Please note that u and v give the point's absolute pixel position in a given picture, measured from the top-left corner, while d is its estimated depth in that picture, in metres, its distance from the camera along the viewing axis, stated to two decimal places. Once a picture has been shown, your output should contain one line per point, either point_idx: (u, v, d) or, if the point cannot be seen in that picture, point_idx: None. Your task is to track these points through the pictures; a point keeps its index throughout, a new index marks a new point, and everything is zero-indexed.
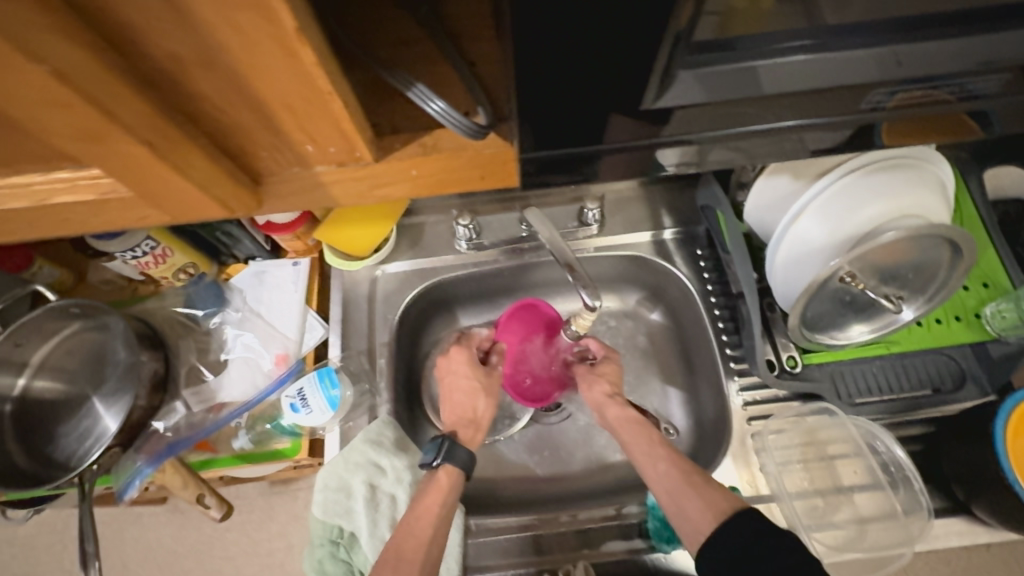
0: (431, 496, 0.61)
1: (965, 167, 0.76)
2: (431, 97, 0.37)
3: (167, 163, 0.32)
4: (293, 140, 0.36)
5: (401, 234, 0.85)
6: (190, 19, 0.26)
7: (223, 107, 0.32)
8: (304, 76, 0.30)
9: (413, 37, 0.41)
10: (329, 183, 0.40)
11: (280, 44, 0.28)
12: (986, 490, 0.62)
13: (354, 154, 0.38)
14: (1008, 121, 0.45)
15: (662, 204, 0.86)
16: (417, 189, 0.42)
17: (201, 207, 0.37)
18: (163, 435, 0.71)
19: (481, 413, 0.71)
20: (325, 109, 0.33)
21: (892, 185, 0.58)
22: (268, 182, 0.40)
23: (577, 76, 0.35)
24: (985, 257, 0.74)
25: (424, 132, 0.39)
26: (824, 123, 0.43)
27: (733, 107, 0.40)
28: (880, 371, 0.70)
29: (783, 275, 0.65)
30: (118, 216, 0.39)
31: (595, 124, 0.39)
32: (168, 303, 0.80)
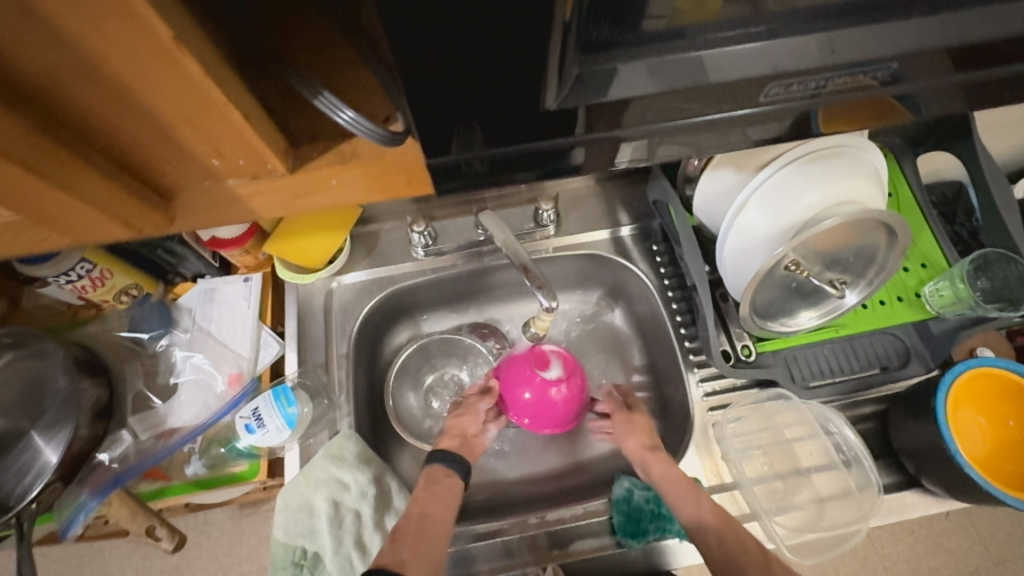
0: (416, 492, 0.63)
1: (899, 153, 0.79)
2: (340, 107, 0.35)
3: (56, 185, 0.31)
4: (198, 153, 0.34)
5: (357, 243, 0.83)
6: (55, 34, 0.25)
7: (113, 122, 0.31)
8: (194, 88, 0.29)
9: (332, 43, 0.40)
10: (246, 197, 0.39)
11: (161, 54, 0.26)
12: (933, 462, 0.64)
13: (267, 166, 0.36)
14: (940, 105, 0.45)
15: (618, 201, 0.87)
16: (346, 197, 0.41)
17: (103, 228, 0.36)
18: (109, 467, 0.68)
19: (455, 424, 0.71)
20: (225, 121, 0.32)
21: (826, 174, 0.60)
22: (179, 198, 0.38)
23: (497, 72, 0.34)
24: (922, 239, 0.77)
25: (342, 140, 0.39)
26: (761, 115, 0.43)
27: (676, 94, 0.39)
28: (831, 354, 0.73)
29: (731, 266, 0.66)
30: (13, 244, 0.37)
31: (528, 127, 0.38)
32: (111, 326, 0.77)
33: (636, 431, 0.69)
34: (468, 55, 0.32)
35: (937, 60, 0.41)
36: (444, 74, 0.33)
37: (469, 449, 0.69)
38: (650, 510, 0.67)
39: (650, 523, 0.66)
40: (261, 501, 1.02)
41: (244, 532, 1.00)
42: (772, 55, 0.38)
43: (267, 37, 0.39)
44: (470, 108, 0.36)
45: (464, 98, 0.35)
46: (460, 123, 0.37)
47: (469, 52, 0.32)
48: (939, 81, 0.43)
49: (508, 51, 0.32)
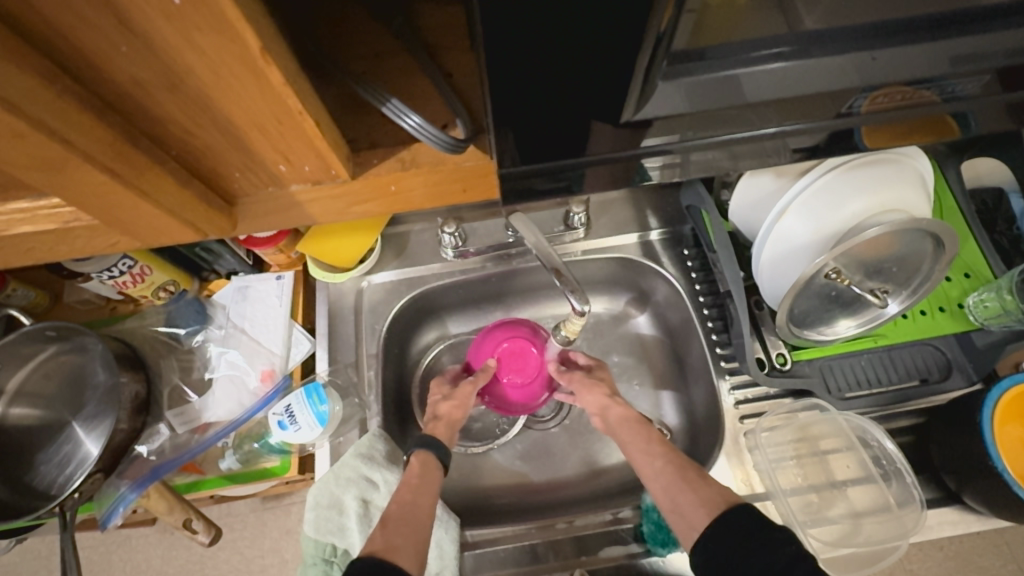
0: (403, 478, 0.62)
1: (943, 160, 0.77)
2: (406, 112, 0.36)
3: (134, 190, 0.31)
4: (266, 160, 0.35)
5: (386, 244, 0.84)
6: (149, 45, 0.25)
7: (190, 130, 0.31)
8: (273, 97, 0.29)
9: (388, 50, 0.40)
10: (306, 202, 0.39)
11: (247, 66, 0.27)
12: (977, 479, 0.63)
13: (330, 173, 0.37)
14: (985, 121, 0.45)
15: (648, 205, 0.86)
16: (398, 204, 0.41)
17: (170, 230, 0.36)
18: (147, 459, 0.70)
19: (447, 413, 0.71)
20: (297, 130, 0.32)
21: (873, 182, 0.59)
22: (242, 202, 0.39)
23: (548, 78, 0.34)
24: (966, 248, 0.75)
25: (403, 146, 0.38)
26: (805, 126, 0.43)
27: (726, 97, 0.38)
28: (869, 364, 0.71)
29: (769, 273, 0.65)
30: (83, 244, 0.37)
31: (582, 130, 0.38)
32: (149, 321, 0.78)
33: (591, 388, 0.71)
34: (527, 64, 0.32)
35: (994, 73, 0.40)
36: (504, 79, 0.33)
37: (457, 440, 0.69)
38: None
39: None
40: (284, 495, 1.03)
41: (267, 525, 1.01)
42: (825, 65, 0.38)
43: (321, 43, 0.39)
44: (529, 114, 0.36)
45: (525, 104, 0.35)
46: (515, 128, 0.37)
47: (532, 61, 0.32)
48: (992, 92, 0.42)
49: (574, 58, 0.33)
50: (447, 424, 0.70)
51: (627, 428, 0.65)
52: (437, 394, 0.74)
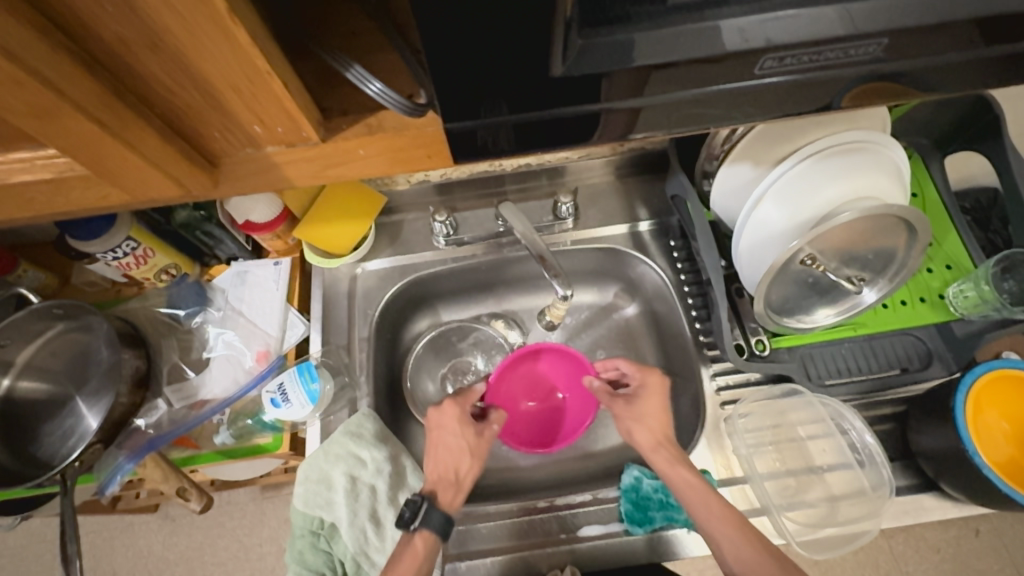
0: (406, 565, 0.58)
1: (926, 154, 0.80)
2: (369, 78, 0.38)
3: (120, 140, 0.34)
4: (242, 120, 0.37)
5: (382, 232, 0.87)
6: (129, 3, 0.28)
7: (169, 87, 0.34)
8: (244, 58, 0.32)
9: (364, 28, 0.43)
10: (282, 164, 0.42)
11: (217, 25, 0.29)
12: (952, 463, 0.63)
13: (302, 134, 0.39)
14: (957, 81, 0.44)
15: (636, 198, 0.88)
16: (369, 168, 0.43)
17: (155, 184, 0.39)
18: (145, 432, 0.72)
19: (466, 475, 0.66)
20: (268, 90, 0.34)
21: (846, 169, 0.61)
22: (223, 162, 0.41)
23: (516, 44, 0.35)
24: (947, 241, 0.76)
25: (370, 114, 0.41)
26: (795, 84, 0.42)
27: (692, 75, 0.40)
28: (849, 353, 0.72)
29: (747, 260, 0.67)
30: (78, 198, 0.40)
31: (549, 96, 0.39)
32: (151, 302, 0.82)
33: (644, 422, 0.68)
34: (486, 29, 0.33)
35: (968, 38, 0.40)
36: (469, 42, 0.34)
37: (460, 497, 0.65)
38: (658, 499, 0.67)
39: (657, 511, 0.67)
40: (283, 484, 1.06)
41: (265, 512, 1.04)
42: (785, 37, 0.38)
43: (301, 20, 0.42)
44: (487, 82, 0.37)
45: (487, 74, 0.36)
46: (480, 96, 0.38)
47: (484, 31, 0.33)
48: (956, 58, 0.41)
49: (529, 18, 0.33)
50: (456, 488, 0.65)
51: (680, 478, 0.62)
52: (459, 442, 0.68)
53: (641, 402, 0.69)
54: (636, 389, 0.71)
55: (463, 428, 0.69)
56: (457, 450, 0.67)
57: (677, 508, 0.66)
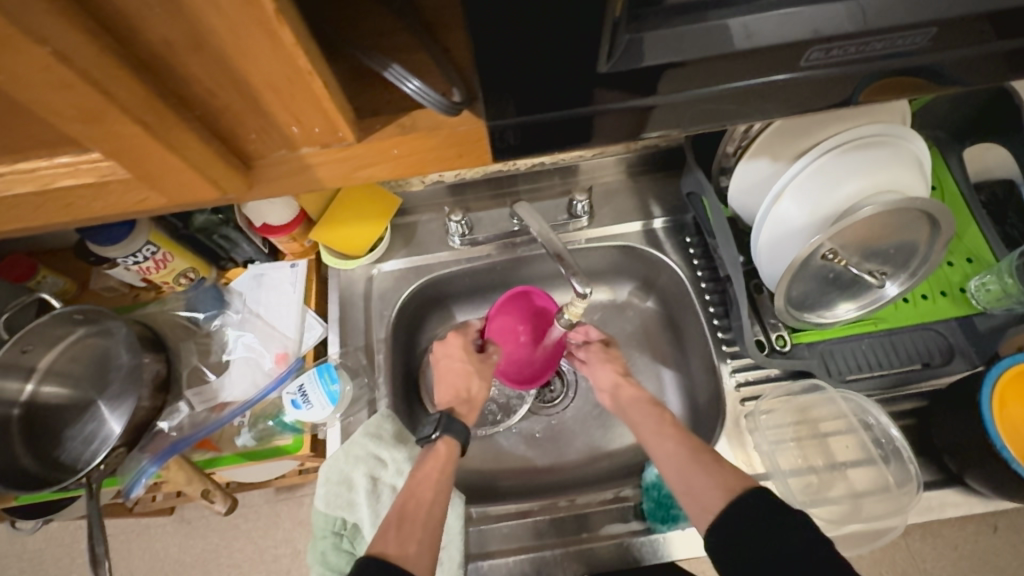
0: (430, 464, 0.64)
1: (944, 147, 0.79)
2: (408, 76, 0.39)
3: (164, 143, 0.34)
4: (279, 121, 0.37)
5: (396, 233, 0.87)
6: (177, 3, 0.28)
7: (210, 89, 0.34)
8: (286, 58, 0.32)
9: (390, 27, 0.43)
10: (316, 165, 0.42)
11: (262, 25, 0.29)
12: (977, 458, 0.63)
13: (338, 135, 0.40)
14: (980, 74, 0.43)
15: (650, 195, 0.87)
16: (403, 169, 0.43)
17: (195, 188, 0.39)
18: (167, 435, 0.73)
19: (478, 393, 0.72)
20: (307, 90, 0.35)
21: (867, 163, 0.60)
22: (259, 164, 0.42)
23: (538, 45, 0.35)
24: (968, 234, 0.76)
25: (403, 113, 0.41)
26: (801, 82, 0.42)
27: (712, 72, 0.39)
28: (870, 348, 0.72)
29: (767, 256, 0.67)
30: (119, 202, 0.40)
31: (571, 92, 0.39)
32: (169, 306, 0.82)
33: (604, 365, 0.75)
34: (507, 31, 0.33)
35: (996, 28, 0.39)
36: (490, 43, 0.34)
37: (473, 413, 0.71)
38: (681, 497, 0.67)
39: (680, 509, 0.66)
40: (297, 486, 1.07)
41: (280, 515, 1.04)
42: (810, 31, 0.38)
43: (330, 23, 0.42)
44: (511, 82, 0.37)
45: (513, 73, 0.36)
46: (509, 88, 0.37)
47: (520, 26, 0.33)
48: (976, 51, 0.41)
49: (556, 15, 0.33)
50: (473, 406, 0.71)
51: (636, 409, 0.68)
52: (465, 365, 0.74)
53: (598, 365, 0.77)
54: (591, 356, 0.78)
55: (468, 355, 0.75)
56: (464, 373, 0.73)
57: None
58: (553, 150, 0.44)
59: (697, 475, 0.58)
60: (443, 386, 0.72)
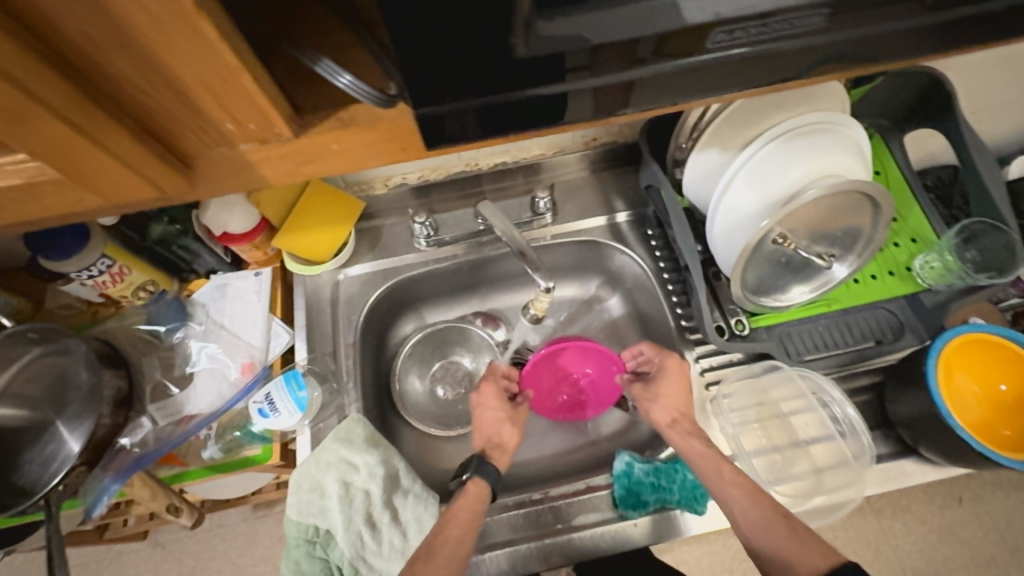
0: (464, 504, 0.64)
1: (886, 133, 0.83)
2: (340, 71, 0.38)
3: (94, 142, 0.34)
4: (214, 119, 0.38)
5: (361, 238, 0.87)
6: (95, 1, 0.28)
7: (138, 87, 0.34)
8: (212, 54, 0.32)
9: (331, 27, 0.44)
10: (257, 162, 0.42)
11: (184, 21, 0.30)
12: (927, 427, 0.66)
13: (275, 131, 0.40)
14: (915, 49, 0.44)
15: (611, 190, 0.89)
16: (347, 161, 0.44)
17: (130, 187, 0.39)
18: (130, 451, 0.71)
19: (509, 440, 0.73)
20: (238, 86, 0.35)
21: (809, 150, 0.63)
22: (197, 163, 0.42)
23: (470, 23, 0.34)
24: (912, 215, 0.79)
25: (341, 108, 0.42)
26: (755, 59, 0.42)
27: (653, 55, 0.39)
28: (826, 329, 0.74)
29: (722, 243, 0.69)
30: (54, 204, 0.40)
31: (509, 79, 0.39)
32: (129, 321, 0.80)
33: (660, 397, 0.72)
34: (441, 23, 0.33)
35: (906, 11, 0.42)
36: (422, 30, 0.33)
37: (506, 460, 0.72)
38: (650, 483, 0.68)
39: (650, 494, 0.67)
40: (275, 502, 1.05)
41: (258, 533, 1.02)
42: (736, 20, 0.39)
43: (267, 23, 0.42)
44: (452, 77, 0.38)
45: (446, 64, 0.36)
46: (450, 83, 0.38)
47: (444, 20, 0.33)
48: (911, 25, 0.41)
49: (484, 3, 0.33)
50: (506, 450, 0.72)
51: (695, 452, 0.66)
52: (499, 412, 0.75)
53: (660, 378, 0.73)
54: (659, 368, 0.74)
55: (500, 403, 0.76)
56: (497, 419, 0.75)
57: (669, 490, 0.67)
58: (487, 137, 0.44)
59: (769, 539, 0.56)
60: (477, 433, 0.74)
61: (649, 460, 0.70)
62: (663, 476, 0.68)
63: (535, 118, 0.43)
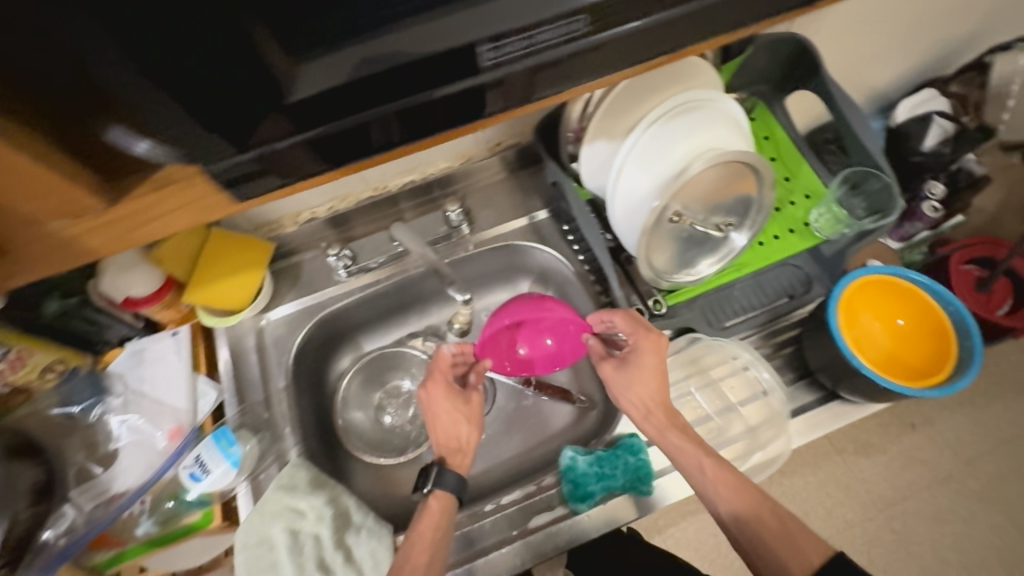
0: (425, 522, 0.63)
1: (769, 98, 0.87)
2: (135, 139, 0.38)
3: None
4: (10, 204, 0.38)
5: (280, 278, 0.86)
6: None
7: None
8: None
9: None
10: (79, 236, 0.43)
11: None
12: (838, 370, 0.69)
13: (86, 205, 0.41)
14: (693, 33, 0.47)
15: (526, 191, 0.91)
16: (173, 226, 0.45)
17: None
18: (54, 542, 0.66)
19: (467, 439, 0.71)
20: (18, 170, 0.35)
21: (689, 128, 0.66)
22: (10, 248, 0.42)
23: (219, 77, 0.35)
24: (803, 173, 0.84)
25: (156, 172, 0.44)
26: (551, 63, 0.43)
27: (431, 74, 0.41)
28: (741, 293, 0.78)
29: (626, 229, 0.71)
30: None
31: (301, 121, 0.41)
32: (40, 405, 0.72)
33: (640, 379, 0.68)
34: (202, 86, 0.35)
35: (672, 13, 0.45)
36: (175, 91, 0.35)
37: (466, 459, 0.70)
38: (596, 473, 0.68)
39: (596, 484, 0.68)
40: None
41: None
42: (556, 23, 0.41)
43: None
44: None
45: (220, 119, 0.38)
46: None
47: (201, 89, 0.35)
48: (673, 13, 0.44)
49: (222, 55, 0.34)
50: (466, 452, 0.70)
51: (677, 446, 0.65)
52: (456, 412, 0.71)
53: (634, 361, 0.69)
54: (630, 346, 0.70)
55: (453, 402, 0.71)
56: (455, 418, 0.71)
57: (613, 476, 0.68)
58: (329, 164, 0.45)
59: (760, 538, 0.58)
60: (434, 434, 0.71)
61: (591, 450, 0.71)
62: (606, 464, 0.68)
63: (368, 145, 0.45)
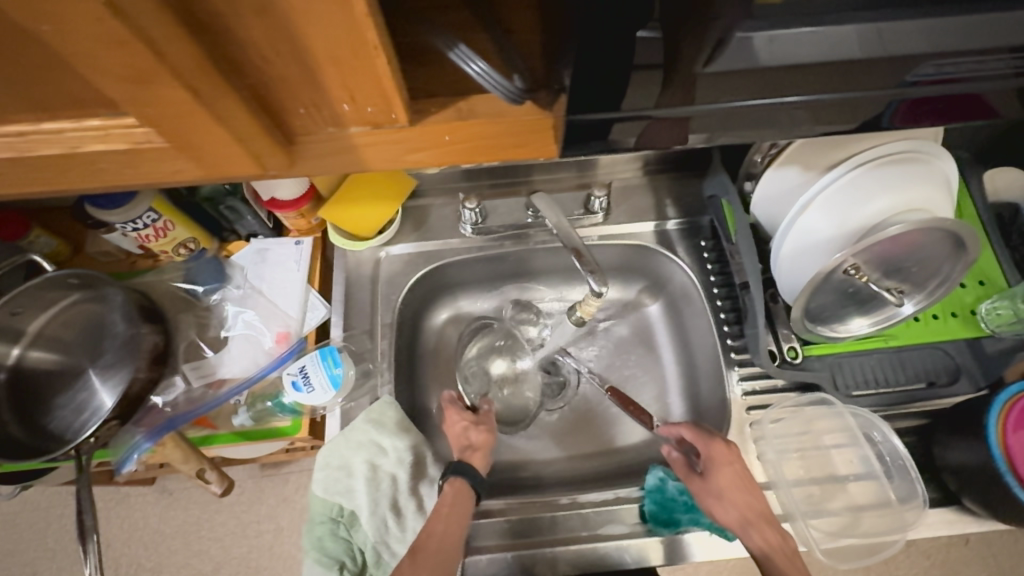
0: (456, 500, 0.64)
1: (966, 166, 0.77)
2: (473, 58, 0.38)
3: (212, 113, 0.32)
4: (333, 99, 0.36)
5: (407, 216, 0.85)
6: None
7: (266, 62, 0.32)
8: (364, 59, 0.32)
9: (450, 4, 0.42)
10: (363, 146, 0.40)
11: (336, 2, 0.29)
12: (981, 483, 0.63)
13: (392, 116, 0.38)
14: None
15: (667, 194, 0.87)
16: (447, 157, 0.42)
17: (236, 162, 0.38)
18: (162, 410, 0.71)
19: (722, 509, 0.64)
20: (369, 72, 0.34)
21: (898, 180, 0.59)
22: (299, 141, 0.40)
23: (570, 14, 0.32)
24: (983, 257, 0.75)
25: (460, 97, 0.40)
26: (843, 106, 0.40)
27: (721, 86, 0.37)
28: (877, 364, 0.72)
29: (787, 266, 0.66)
30: (151, 171, 0.38)
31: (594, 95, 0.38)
32: (167, 276, 0.79)
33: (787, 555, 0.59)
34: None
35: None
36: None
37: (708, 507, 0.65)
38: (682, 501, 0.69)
39: (682, 513, 0.68)
40: (282, 462, 0.99)
41: (262, 492, 0.97)
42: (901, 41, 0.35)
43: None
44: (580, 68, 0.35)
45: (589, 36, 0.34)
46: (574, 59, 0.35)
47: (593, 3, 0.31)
48: None
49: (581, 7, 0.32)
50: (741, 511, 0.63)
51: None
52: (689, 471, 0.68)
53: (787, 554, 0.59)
54: None
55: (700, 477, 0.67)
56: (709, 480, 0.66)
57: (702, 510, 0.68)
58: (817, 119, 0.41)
59: None
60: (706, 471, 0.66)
61: None
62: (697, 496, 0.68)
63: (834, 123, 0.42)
